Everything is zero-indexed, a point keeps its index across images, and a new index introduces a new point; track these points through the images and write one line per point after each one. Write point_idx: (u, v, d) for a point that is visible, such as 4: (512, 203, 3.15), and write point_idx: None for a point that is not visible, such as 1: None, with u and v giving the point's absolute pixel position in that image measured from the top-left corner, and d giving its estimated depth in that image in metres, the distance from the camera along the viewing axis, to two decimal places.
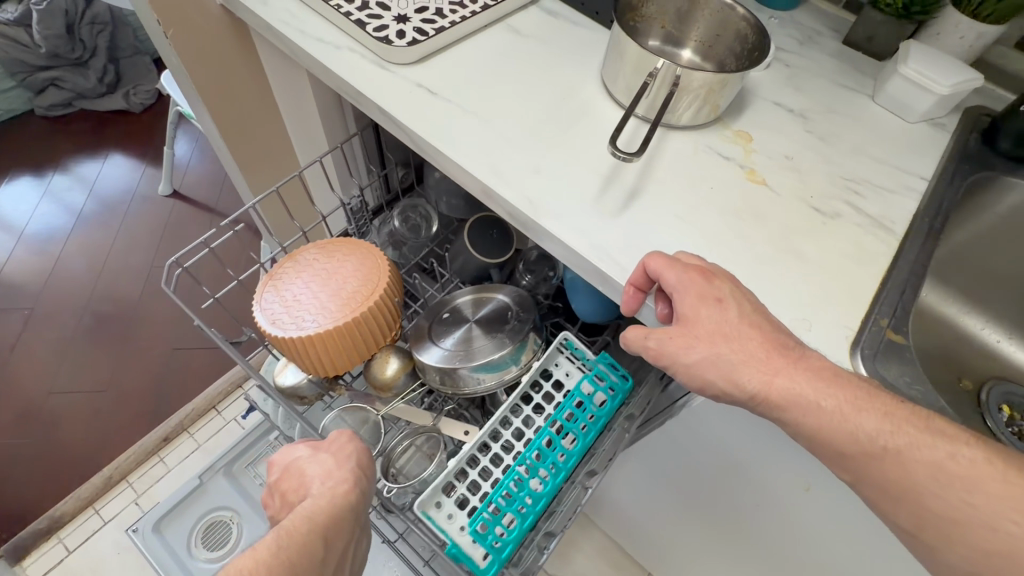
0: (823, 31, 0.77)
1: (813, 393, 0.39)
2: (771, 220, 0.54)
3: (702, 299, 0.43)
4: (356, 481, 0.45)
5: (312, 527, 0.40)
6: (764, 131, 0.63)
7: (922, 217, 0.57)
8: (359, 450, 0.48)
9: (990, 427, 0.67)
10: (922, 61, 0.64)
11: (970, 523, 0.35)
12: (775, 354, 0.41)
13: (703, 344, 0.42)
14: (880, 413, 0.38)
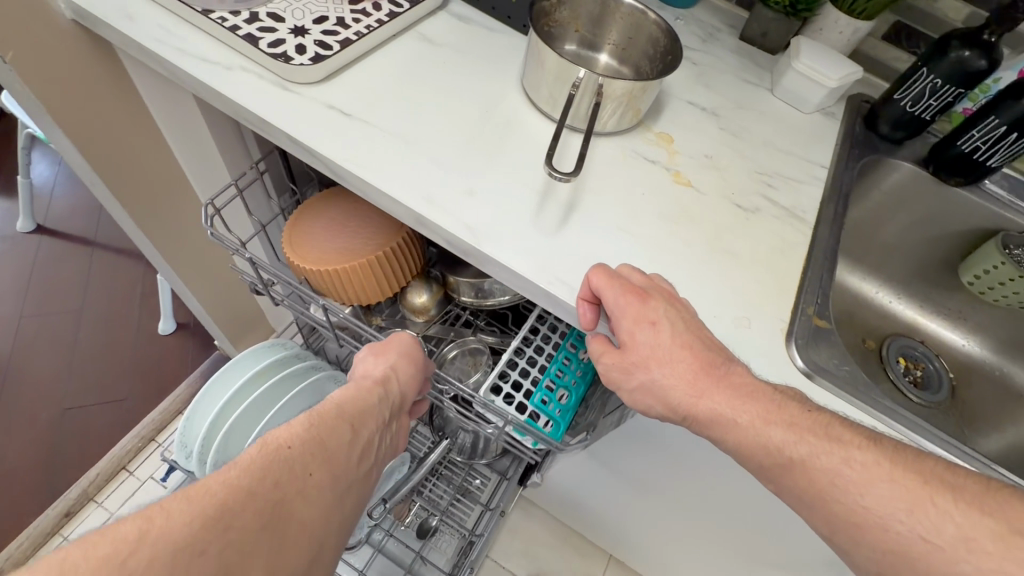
0: (722, 28, 0.81)
1: (729, 410, 0.40)
2: (700, 218, 0.56)
3: (639, 320, 0.43)
4: (390, 381, 0.53)
5: (348, 407, 0.47)
6: (682, 132, 0.64)
7: (827, 203, 0.62)
8: (407, 351, 0.57)
9: (893, 379, 0.77)
10: (810, 55, 0.69)
11: (870, 526, 0.36)
12: (702, 375, 0.42)
13: (639, 370, 0.44)
14: (786, 424, 0.39)
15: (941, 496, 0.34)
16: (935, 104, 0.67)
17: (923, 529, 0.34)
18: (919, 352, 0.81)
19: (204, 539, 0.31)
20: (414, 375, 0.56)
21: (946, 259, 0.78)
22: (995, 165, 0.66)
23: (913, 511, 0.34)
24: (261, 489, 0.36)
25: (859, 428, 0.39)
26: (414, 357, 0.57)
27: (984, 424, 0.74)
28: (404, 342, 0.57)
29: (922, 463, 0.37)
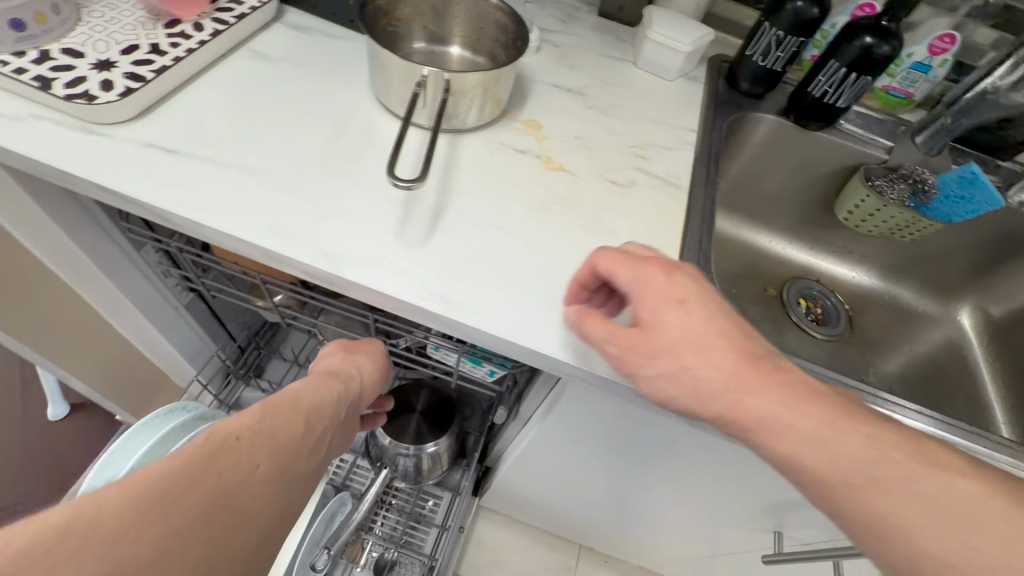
0: (580, 6, 0.80)
1: (790, 414, 0.35)
2: (576, 203, 0.55)
3: (664, 301, 0.39)
4: (353, 379, 0.52)
5: (320, 398, 0.46)
6: (549, 116, 0.63)
7: (699, 167, 0.62)
8: (376, 356, 0.58)
9: (799, 321, 0.81)
10: (663, 24, 0.70)
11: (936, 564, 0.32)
12: (747, 366, 0.37)
13: (668, 356, 0.38)
14: (864, 438, 0.35)
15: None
16: (783, 55, 0.70)
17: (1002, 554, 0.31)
18: (817, 290, 0.86)
19: (140, 528, 0.29)
20: (377, 381, 0.56)
21: (823, 199, 0.82)
22: (844, 105, 0.70)
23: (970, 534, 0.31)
24: (205, 478, 0.33)
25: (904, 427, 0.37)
26: (381, 365, 0.58)
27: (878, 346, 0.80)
28: (376, 351, 0.58)
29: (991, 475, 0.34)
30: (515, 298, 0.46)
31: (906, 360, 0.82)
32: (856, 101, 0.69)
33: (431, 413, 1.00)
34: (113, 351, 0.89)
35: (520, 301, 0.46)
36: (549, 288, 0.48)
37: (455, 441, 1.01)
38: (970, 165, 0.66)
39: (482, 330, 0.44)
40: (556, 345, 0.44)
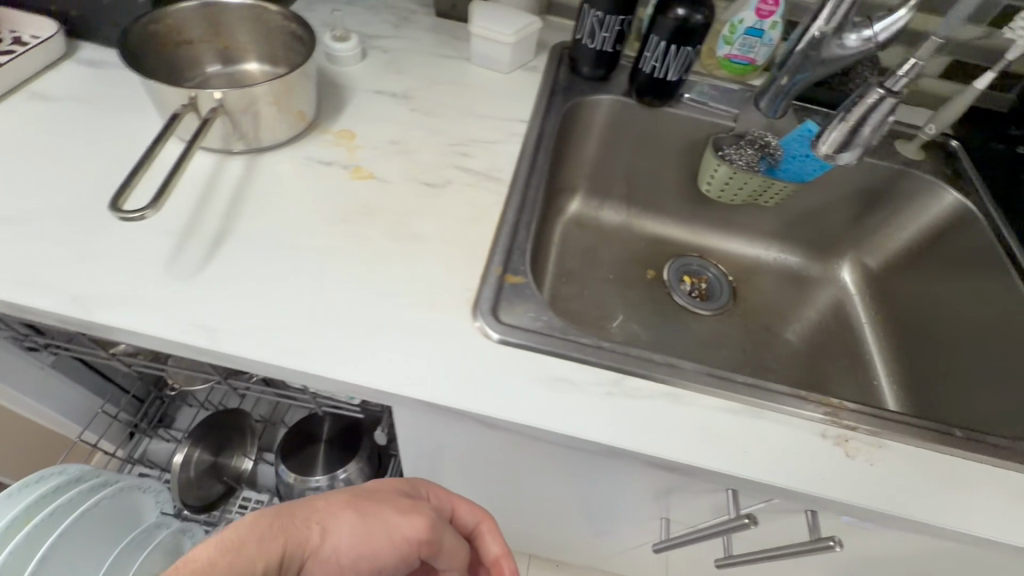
0: (417, 9, 0.79)
1: None
2: (382, 210, 0.53)
3: None
4: (313, 550, 0.40)
5: (236, 573, 0.35)
6: (366, 124, 0.61)
7: (524, 157, 0.61)
8: (382, 532, 0.43)
9: (684, 304, 0.81)
10: (484, 16, 0.68)
11: None
12: None
13: None
14: None
15: None
16: (609, 36, 0.69)
17: None
18: (698, 265, 0.86)
19: None
20: (348, 566, 0.42)
21: (684, 174, 0.82)
22: (674, 79, 0.69)
23: None
24: None
25: None
26: (374, 554, 0.42)
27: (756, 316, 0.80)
28: (383, 529, 0.43)
29: None
30: (291, 319, 0.43)
31: (796, 329, 0.81)
32: (687, 73, 0.69)
33: (338, 439, 0.96)
34: (4, 430, 0.85)
35: (297, 322, 0.44)
36: (332, 305, 0.45)
37: (369, 467, 0.95)
38: (803, 124, 0.69)
39: (251, 359, 0.41)
40: (331, 364, 0.42)
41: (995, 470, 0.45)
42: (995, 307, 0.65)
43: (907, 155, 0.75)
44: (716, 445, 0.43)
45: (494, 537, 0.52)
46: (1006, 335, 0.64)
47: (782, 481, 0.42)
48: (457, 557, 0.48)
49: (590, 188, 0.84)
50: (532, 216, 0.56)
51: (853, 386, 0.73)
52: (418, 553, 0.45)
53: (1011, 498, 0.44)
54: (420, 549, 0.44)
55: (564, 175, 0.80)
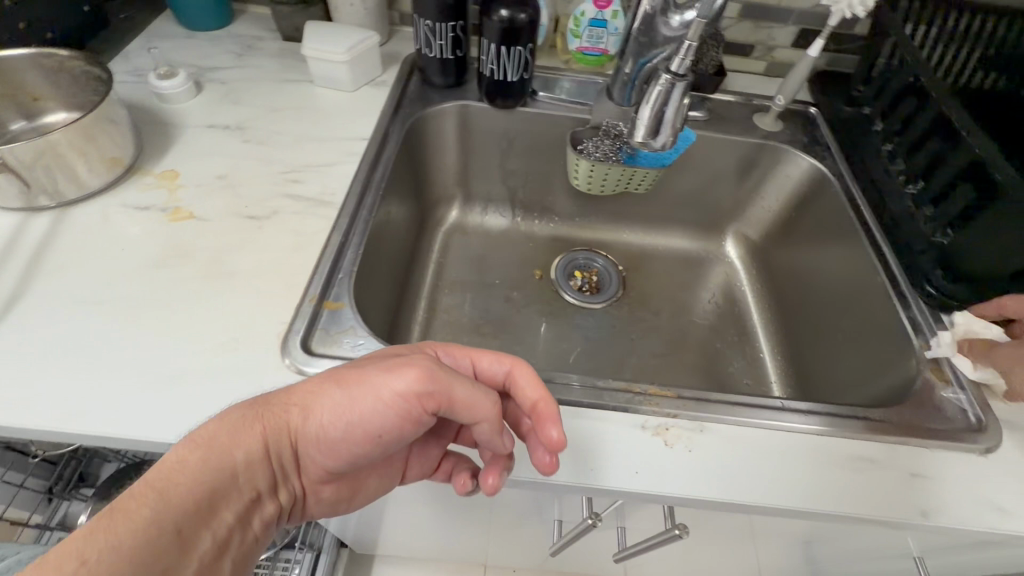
0: (264, 35, 0.77)
1: None
2: (199, 251, 0.51)
3: None
4: (300, 426, 0.39)
5: (213, 463, 0.37)
6: (193, 161, 0.59)
7: (359, 177, 0.60)
8: (367, 402, 0.38)
9: (576, 302, 0.80)
10: (316, 37, 0.67)
11: None
12: None
13: None
14: None
15: None
16: (445, 43, 0.68)
17: None
18: (585, 258, 0.86)
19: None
20: (344, 438, 0.39)
21: (557, 171, 0.82)
22: (516, 79, 0.69)
23: None
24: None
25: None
26: (367, 420, 0.38)
27: (644, 304, 0.80)
28: (367, 395, 0.38)
29: None
30: (83, 381, 0.42)
31: (692, 311, 0.80)
32: (528, 71, 0.69)
33: None
34: None
35: (89, 382, 0.42)
36: (130, 360, 0.44)
37: None
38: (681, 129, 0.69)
39: (33, 427, 0.40)
40: (119, 423, 0.41)
41: (817, 439, 0.45)
42: (849, 270, 0.65)
43: (765, 128, 0.75)
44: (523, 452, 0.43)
45: (529, 380, 0.42)
46: (844, 300, 0.65)
47: (591, 482, 0.42)
48: (485, 411, 0.40)
49: (466, 194, 0.84)
50: (363, 238, 0.55)
51: (738, 361, 0.73)
52: (426, 410, 0.39)
53: (833, 466, 0.43)
54: (425, 407, 0.39)
55: (433, 185, 0.80)
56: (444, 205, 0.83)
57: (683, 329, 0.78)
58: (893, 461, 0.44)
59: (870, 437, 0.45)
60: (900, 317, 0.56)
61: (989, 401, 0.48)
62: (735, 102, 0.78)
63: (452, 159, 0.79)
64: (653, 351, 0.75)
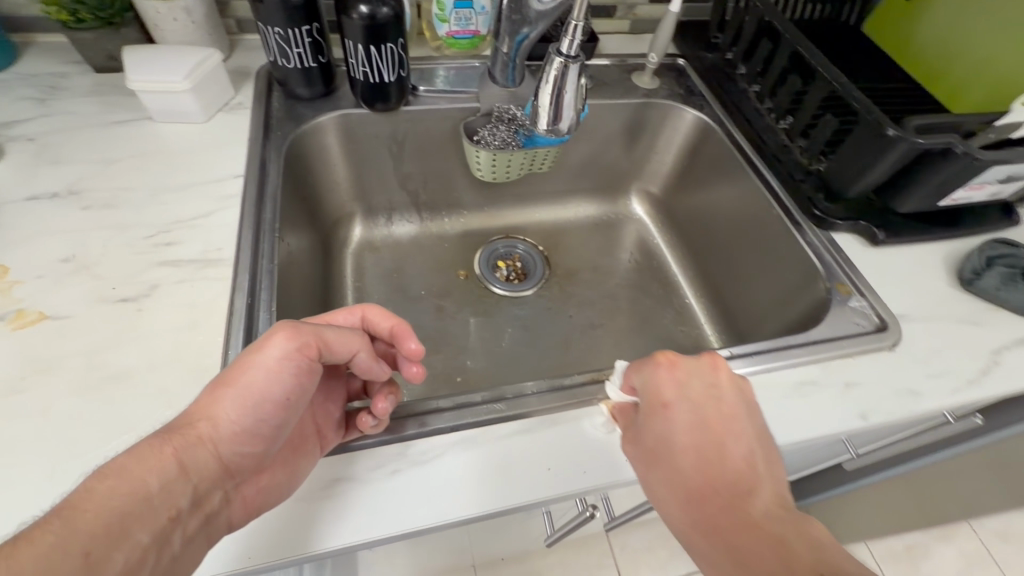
0: (68, 70, 0.63)
1: (674, 481, 0.40)
2: (66, 358, 0.42)
3: (652, 407, 0.42)
4: (213, 430, 0.37)
5: (126, 483, 0.33)
6: (20, 247, 0.48)
7: (246, 222, 0.52)
8: (255, 378, 0.38)
9: (507, 293, 0.78)
10: (142, 66, 0.55)
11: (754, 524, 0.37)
12: (683, 382, 0.42)
13: (681, 445, 0.40)
14: (692, 444, 0.40)
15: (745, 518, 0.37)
16: (303, 50, 0.60)
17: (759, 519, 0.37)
18: (505, 246, 0.84)
19: None
20: (254, 421, 0.38)
21: (455, 165, 0.78)
22: (393, 78, 0.63)
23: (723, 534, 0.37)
24: None
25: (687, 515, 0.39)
26: (266, 390, 0.38)
27: (571, 279, 0.81)
28: (254, 371, 0.38)
29: (726, 514, 0.38)
30: None
31: (617, 274, 0.83)
32: (404, 68, 0.63)
33: None
34: None
35: None
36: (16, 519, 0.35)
37: None
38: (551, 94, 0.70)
39: None
40: None
41: (767, 380, 0.50)
42: (744, 205, 0.70)
43: (644, 87, 0.78)
44: (520, 474, 0.43)
45: (379, 314, 0.48)
46: (734, 235, 0.73)
47: (586, 484, 0.43)
48: (357, 346, 0.44)
49: (365, 207, 0.77)
50: (272, 292, 0.48)
51: (669, 312, 0.78)
52: (314, 360, 0.41)
53: (786, 398, 0.48)
54: (312, 356, 0.40)
55: (326, 205, 0.72)
56: (344, 225, 0.76)
57: (613, 294, 0.80)
58: (829, 377, 0.50)
59: (808, 362, 0.51)
60: (801, 243, 0.61)
61: (885, 301, 0.56)
62: (611, 65, 0.79)
63: (340, 176, 0.72)
64: (592, 324, 0.76)
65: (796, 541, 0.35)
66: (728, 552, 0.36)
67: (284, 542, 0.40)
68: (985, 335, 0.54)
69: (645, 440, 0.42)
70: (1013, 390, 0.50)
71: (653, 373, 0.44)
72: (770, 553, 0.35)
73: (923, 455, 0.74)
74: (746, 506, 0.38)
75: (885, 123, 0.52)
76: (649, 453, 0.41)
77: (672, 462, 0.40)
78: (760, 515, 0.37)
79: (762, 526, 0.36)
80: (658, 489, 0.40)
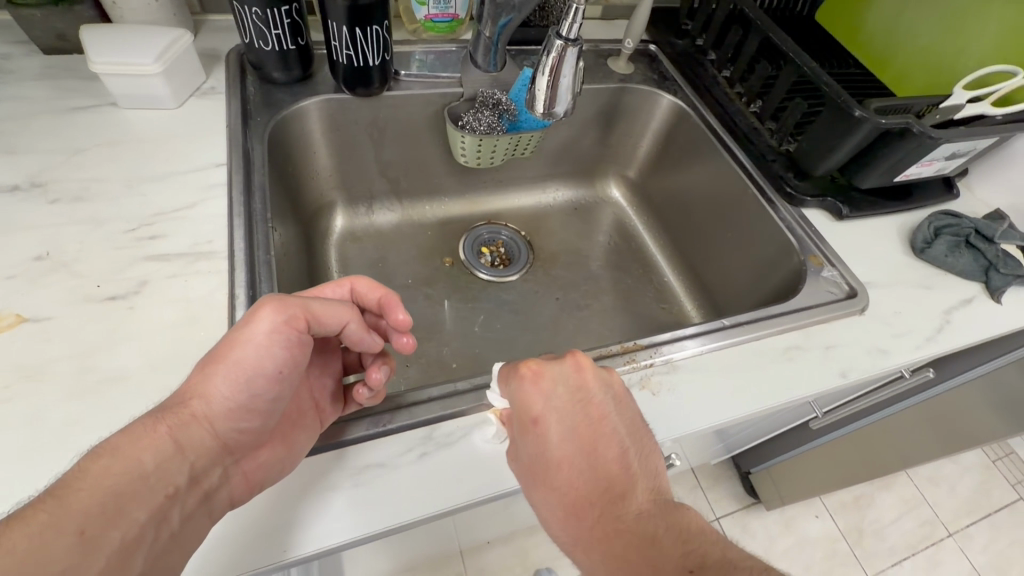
0: (12, 51, 0.58)
1: (553, 499, 0.38)
2: (55, 362, 0.39)
3: (523, 425, 0.40)
4: (205, 406, 0.37)
5: (118, 463, 0.33)
6: None
7: (235, 213, 0.50)
8: (242, 354, 0.37)
9: (494, 279, 0.79)
10: (105, 46, 0.51)
11: (628, 533, 0.35)
12: (545, 392, 0.40)
13: (555, 459, 0.38)
14: (563, 459, 0.38)
15: (619, 527, 0.36)
16: (282, 32, 0.57)
17: (634, 524, 0.36)
18: (488, 232, 0.84)
19: None
20: (248, 397, 0.37)
21: (437, 151, 0.77)
22: (377, 62, 0.62)
23: (605, 551, 0.35)
24: None
25: (569, 534, 0.37)
26: (257, 364, 0.37)
27: (556, 263, 0.83)
28: (244, 347, 0.38)
29: (604, 524, 0.36)
30: None
31: (598, 256, 0.85)
32: (388, 52, 0.62)
33: None
34: None
35: None
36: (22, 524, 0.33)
37: None
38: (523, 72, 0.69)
39: None
40: None
41: (760, 346, 0.53)
42: (717, 182, 0.74)
43: (620, 72, 0.79)
44: None
45: (367, 286, 0.48)
46: (709, 211, 0.77)
47: None
48: (345, 317, 0.43)
49: (346, 196, 0.75)
50: (271, 285, 0.46)
51: (650, 291, 0.81)
52: (303, 333, 0.40)
53: (777, 362, 0.52)
54: (300, 329, 0.40)
55: (307, 194, 0.70)
56: (325, 215, 0.74)
57: (597, 275, 0.82)
58: (810, 341, 0.54)
59: (791, 327, 0.55)
60: (776, 220, 0.66)
61: (854, 270, 0.61)
62: (587, 51, 0.81)
63: (320, 164, 0.70)
64: (578, 305, 0.78)
65: (667, 540, 0.35)
66: (608, 563, 0.35)
67: (313, 534, 0.39)
68: (937, 297, 0.60)
69: (525, 457, 0.40)
70: (964, 344, 0.57)
71: (518, 387, 0.41)
72: (642, 561, 0.34)
73: (880, 410, 0.82)
74: (621, 511, 0.36)
75: (851, 106, 0.56)
76: (530, 470, 0.39)
77: (549, 476, 0.38)
78: (633, 519, 0.36)
79: (634, 530, 0.35)
80: (545, 508, 0.39)
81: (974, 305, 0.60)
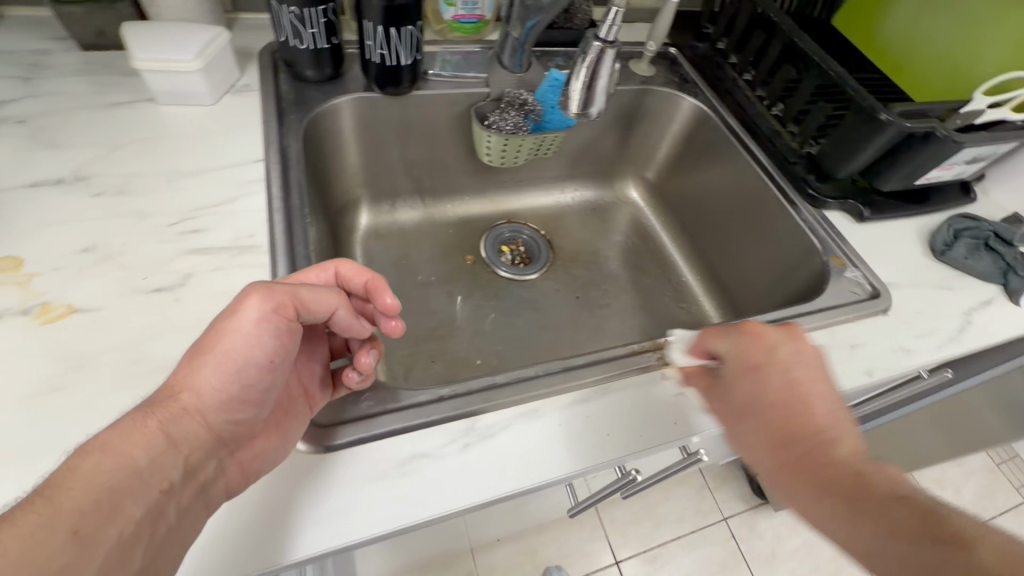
0: (50, 47, 0.59)
1: (756, 433, 0.41)
2: (103, 352, 0.40)
3: (740, 367, 0.43)
4: (194, 399, 0.36)
5: (108, 461, 0.32)
6: (32, 236, 0.45)
7: (274, 209, 0.50)
8: (229, 344, 0.37)
9: (515, 277, 0.80)
10: (145, 43, 0.52)
11: (834, 464, 0.37)
12: (763, 342, 0.43)
13: (764, 400, 0.41)
14: (773, 398, 0.41)
15: (828, 461, 0.37)
16: (317, 31, 0.58)
17: (842, 457, 0.37)
18: (509, 230, 0.85)
19: None
20: (240, 388, 0.37)
21: (461, 150, 0.78)
22: (408, 61, 0.62)
23: (811, 482, 0.37)
24: None
25: (773, 462, 0.39)
26: (247, 354, 0.37)
27: (575, 262, 0.84)
28: (233, 337, 0.37)
29: (812, 459, 0.38)
30: None
31: (616, 255, 0.86)
32: (418, 52, 0.63)
33: None
34: None
35: None
36: None
37: None
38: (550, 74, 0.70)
39: None
40: None
41: None
42: (736, 182, 0.75)
43: (642, 74, 0.80)
44: (583, 441, 0.45)
45: (353, 269, 0.46)
46: (728, 211, 0.78)
47: (644, 447, 0.46)
48: (333, 304, 0.43)
49: (370, 193, 0.76)
50: None
51: (668, 290, 0.82)
52: (292, 321, 0.40)
53: None
54: (290, 317, 0.39)
55: (334, 190, 0.71)
56: (350, 212, 0.75)
57: (615, 274, 0.83)
58: (834, 340, 0.55)
59: (814, 326, 0.56)
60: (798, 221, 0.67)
61: (876, 271, 0.62)
62: None
63: (347, 162, 0.71)
64: (598, 303, 0.79)
65: (875, 476, 0.36)
66: (814, 490, 0.37)
67: (358, 525, 0.39)
68: (958, 298, 0.61)
69: (732, 395, 0.43)
70: (984, 344, 0.58)
71: (736, 338, 0.44)
72: (857, 492, 0.35)
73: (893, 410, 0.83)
74: (832, 449, 0.38)
75: (879, 109, 0.57)
76: (736, 405, 0.43)
77: (757, 414, 0.41)
78: (842, 459, 0.37)
79: (846, 466, 0.37)
80: (746, 440, 0.42)
81: (994, 306, 0.61)
